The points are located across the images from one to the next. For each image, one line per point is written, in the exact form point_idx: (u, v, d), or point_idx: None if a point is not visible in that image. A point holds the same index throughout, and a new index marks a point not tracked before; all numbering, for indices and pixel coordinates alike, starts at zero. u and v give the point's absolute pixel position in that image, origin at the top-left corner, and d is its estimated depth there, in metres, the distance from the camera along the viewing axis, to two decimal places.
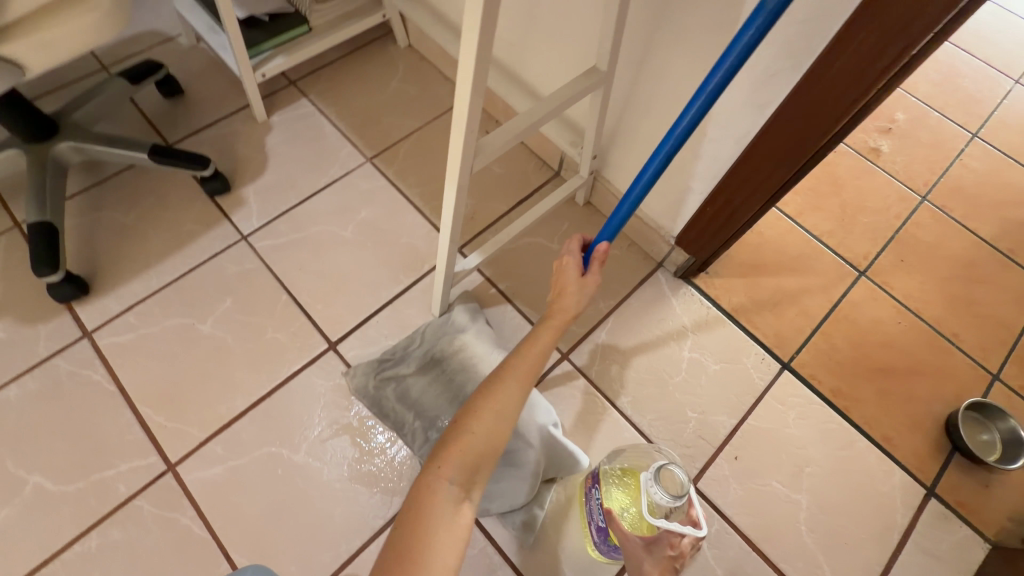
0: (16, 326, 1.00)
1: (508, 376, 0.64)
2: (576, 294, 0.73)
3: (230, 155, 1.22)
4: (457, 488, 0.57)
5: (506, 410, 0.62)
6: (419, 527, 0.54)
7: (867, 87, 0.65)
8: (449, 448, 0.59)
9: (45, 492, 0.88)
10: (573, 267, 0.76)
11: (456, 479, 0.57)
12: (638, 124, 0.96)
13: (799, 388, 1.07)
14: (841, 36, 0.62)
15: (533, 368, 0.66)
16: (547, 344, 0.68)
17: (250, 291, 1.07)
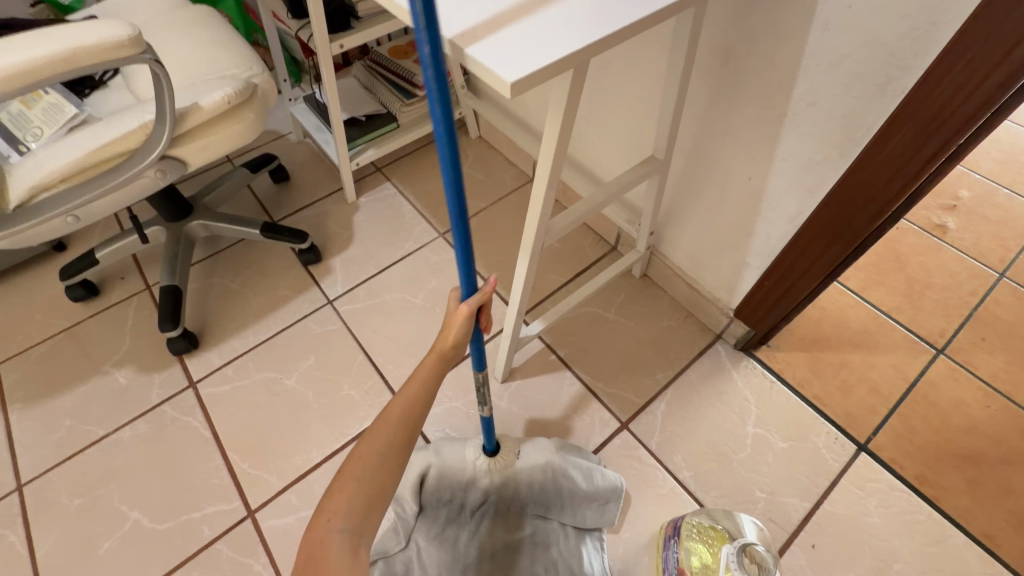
0: (136, 374, 1.15)
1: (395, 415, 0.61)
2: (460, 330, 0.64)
3: (323, 231, 1.39)
4: (352, 533, 0.54)
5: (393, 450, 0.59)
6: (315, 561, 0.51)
7: (911, 175, 0.70)
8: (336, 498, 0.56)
9: (141, 528, 0.96)
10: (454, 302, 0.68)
11: (348, 524, 0.54)
12: (691, 205, 1.04)
13: (877, 473, 1.01)
14: (880, 132, 0.69)
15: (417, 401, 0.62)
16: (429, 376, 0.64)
17: (331, 351, 1.18)
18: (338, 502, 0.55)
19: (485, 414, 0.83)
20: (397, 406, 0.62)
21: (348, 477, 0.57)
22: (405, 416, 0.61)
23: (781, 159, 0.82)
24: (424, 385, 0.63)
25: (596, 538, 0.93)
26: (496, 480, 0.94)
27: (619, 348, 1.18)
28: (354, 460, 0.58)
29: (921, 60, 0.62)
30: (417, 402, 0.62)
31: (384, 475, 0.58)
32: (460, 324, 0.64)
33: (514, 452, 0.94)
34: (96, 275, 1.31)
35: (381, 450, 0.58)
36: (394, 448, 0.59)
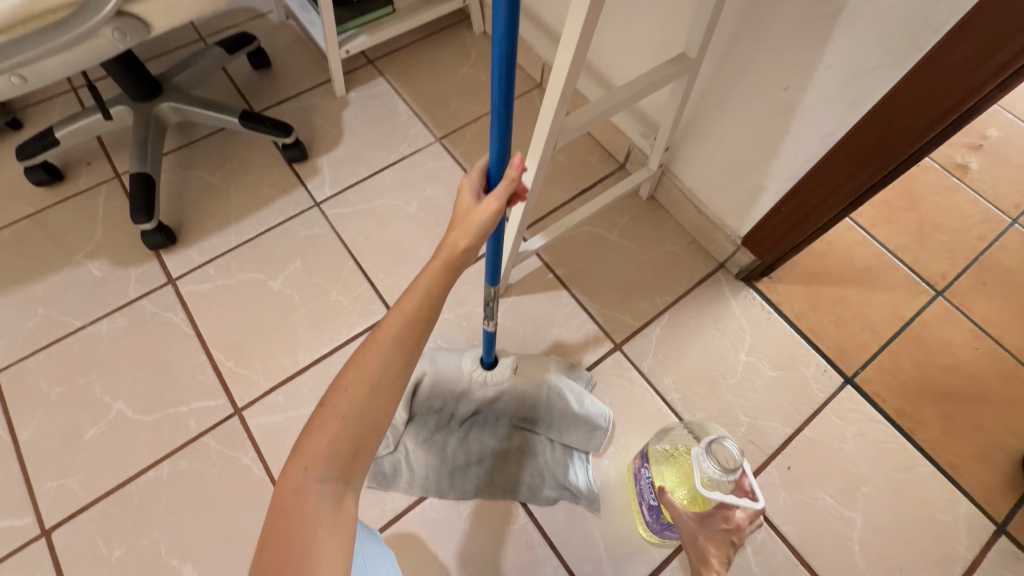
0: (109, 266, 1.09)
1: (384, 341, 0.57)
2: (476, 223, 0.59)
3: (308, 127, 1.28)
4: (333, 483, 0.53)
5: (381, 385, 0.56)
6: (296, 524, 0.50)
7: (976, 87, 0.63)
8: (314, 446, 0.54)
9: (126, 418, 0.95)
10: (469, 192, 0.61)
11: (328, 475, 0.53)
12: (713, 119, 0.95)
13: (859, 405, 1.03)
14: (953, 30, 0.61)
15: (410, 324, 0.57)
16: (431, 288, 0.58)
17: (318, 254, 1.12)
18: (317, 446, 0.54)
19: (489, 328, 0.81)
20: (381, 339, 0.57)
21: (331, 416, 0.54)
22: (398, 341, 0.56)
23: (824, 66, 0.74)
24: (422, 302, 0.58)
25: (581, 455, 0.94)
26: (490, 394, 0.93)
27: (619, 270, 1.14)
28: (338, 396, 0.55)
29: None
30: (407, 332, 0.57)
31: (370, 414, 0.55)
32: (476, 224, 0.58)
33: (511, 368, 0.93)
34: (59, 159, 1.19)
35: (369, 383, 0.56)
36: (379, 390, 0.56)
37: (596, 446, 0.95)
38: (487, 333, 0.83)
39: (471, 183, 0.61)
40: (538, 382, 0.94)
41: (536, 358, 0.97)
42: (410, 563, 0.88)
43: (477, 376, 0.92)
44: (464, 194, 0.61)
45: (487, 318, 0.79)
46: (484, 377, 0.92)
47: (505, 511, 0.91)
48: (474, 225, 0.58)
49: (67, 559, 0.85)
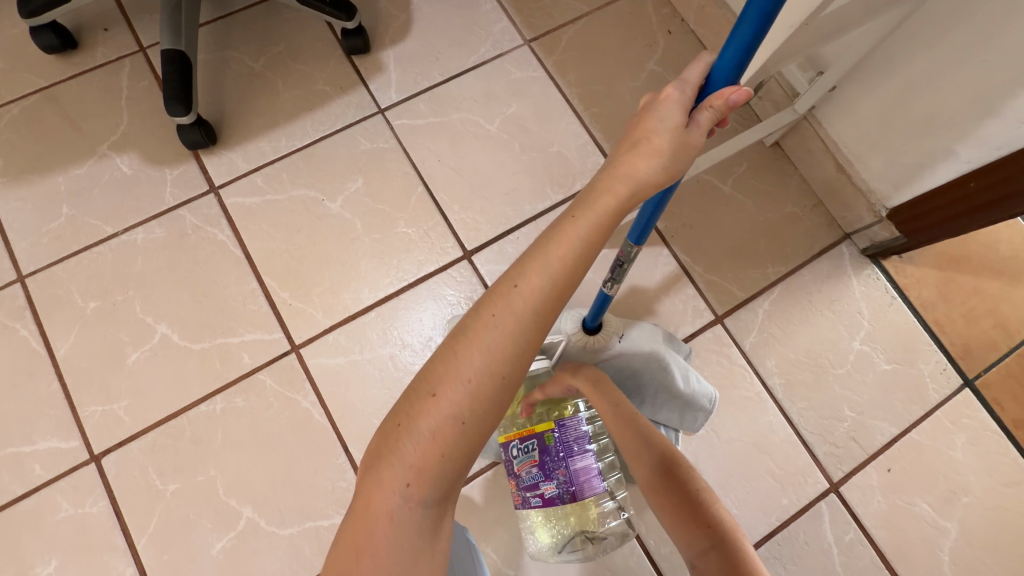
0: (141, 164, 0.93)
1: (518, 316, 0.40)
2: (665, 155, 0.41)
3: (371, 9, 1.04)
4: (436, 506, 0.41)
5: (510, 378, 0.40)
6: (392, 563, 0.39)
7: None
8: (413, 460, 0.40)
9: (172, 344, 0.86)
10: (674, 109, 0.41)
11: (431, 499, 0.40)
12: (915, 55, 0.74)
13: (975, 411, 0.93)
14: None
15: (555, 293, 0.40)
16: (591, 244, 0.41)
17: (383, 174, 0.95)
18: (420, 457, 0.40)
19: (608, 291, 0.70)
20: (508, 319, 0.40)
21: (443, 419, 0.39)
22: (541, 311, 0.40)
23: None
24: (576, 257, 0.40)
25: (673, 432, 0.87)
26: (589, 359, 0.83)
27: (730, 227, 0.98)
28: (450, 390, 0.40)
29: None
30: (553, 300, 0.40)
31: (495, 419, 0.41)
32: (676, 163, 0.42)
33: (617, 333, 0.82)
34: (70, 20, 0.98)
35: (497, 372, 0.40)
36: (507, 391, 0.40)
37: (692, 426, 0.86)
38: (601, 294, 0.72)
39: (680, 95, 0.41)
40: (647, 353, 0.83)
41: (645, 325, 0.86)
42: (478, 526, 0.83)
43: (577, 343, 0.81)
44: (662, 108, 0.42)
45: (608, 282, 0.68)
46: (587, 341, 0.81)
47: None
48: (672, 163, 0.41)
49: (119, 487, 0.80)
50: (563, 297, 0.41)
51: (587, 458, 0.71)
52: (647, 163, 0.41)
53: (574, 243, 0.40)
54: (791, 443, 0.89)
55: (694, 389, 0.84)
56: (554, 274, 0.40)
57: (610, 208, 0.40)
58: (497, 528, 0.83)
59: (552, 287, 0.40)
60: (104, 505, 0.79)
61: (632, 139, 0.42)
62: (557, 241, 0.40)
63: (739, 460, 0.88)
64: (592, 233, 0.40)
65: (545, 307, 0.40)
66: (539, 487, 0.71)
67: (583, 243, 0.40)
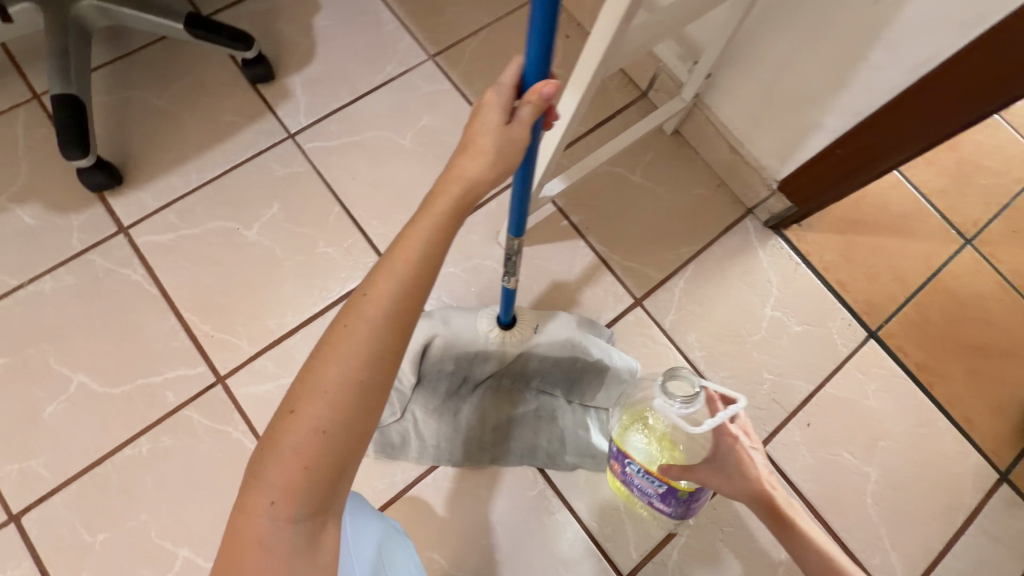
0: (43, 212, 0.91)
1: (370, 323, 0.42)
2: (490, 153, 0.43)
3: (273, 38, 1.05)
4: (312, 518, 0.42)
5: (369, 384, 0.42)
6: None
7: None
8: (281, 477, 0.41)
9: (91, 391, 0.84)
10: (494, 109, 0.44)
11: (304, 512, 0.41)
12: (772, 38, 0.81)
13: (883, 359, 1.00)
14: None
15: (404, 297, 0.42)
16: (433, 246, 0.43)
17: (298, 198, 0.96)
18: (286, 474, 0.41)
19: (509, 286, 0.71)
20: (361, 329, 0.42)
21: (304, 432, 0.41)
22: (391, 316, 0.42)
23: None
24: (417, 261, 0.43)
25: (602, 414, 0.90)
26: (510, 357, 0.85)
27: (640, 216, 1.02)
28: (309, 404, 0.41)
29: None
30: (402, 303, 0.42)
31: (360, 427, 0.42)
32: (503, 158, 0.44)
33: (532, 327, 0.84)
34: None
35: (355, 380, 0.41)
36: (368, 397, 0.42)
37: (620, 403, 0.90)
38: (506, 290, 0.73)
39: (500, 98, 0.44)
40: (563, 342, 0.86)
41: (558, 316, 0.88)
42: (423, 532, 0.83)
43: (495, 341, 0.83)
44: (486, 112, 0.45)
45: (507, 276, 0.69)
46: (503, 336, 0.83)
47: (523, 478, 0.87)
48: (497, 159, 0.44)
49: (43, 545, 0.77)
50: (415, 299, 0.43)
51: (703, 497, 0.77)
52: (474, 163, 0.43)
53: (415, 246, 0.43)
54: None
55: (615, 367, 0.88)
56: (400, 280, 0.43)
57: (444, 210, 0.43)
58: (443, 533, 0.84)
59: (399, 293, 0.42)
60: (29, 567, 0.76)
61: (463, 143, 0.45)
62: (400, 249, 0.43)
63: None
64: (433, 236, 0.43)
65: (395, 310, 0.42)
66: (649, 498, 0.78)
67: (424, 245, 0.43)
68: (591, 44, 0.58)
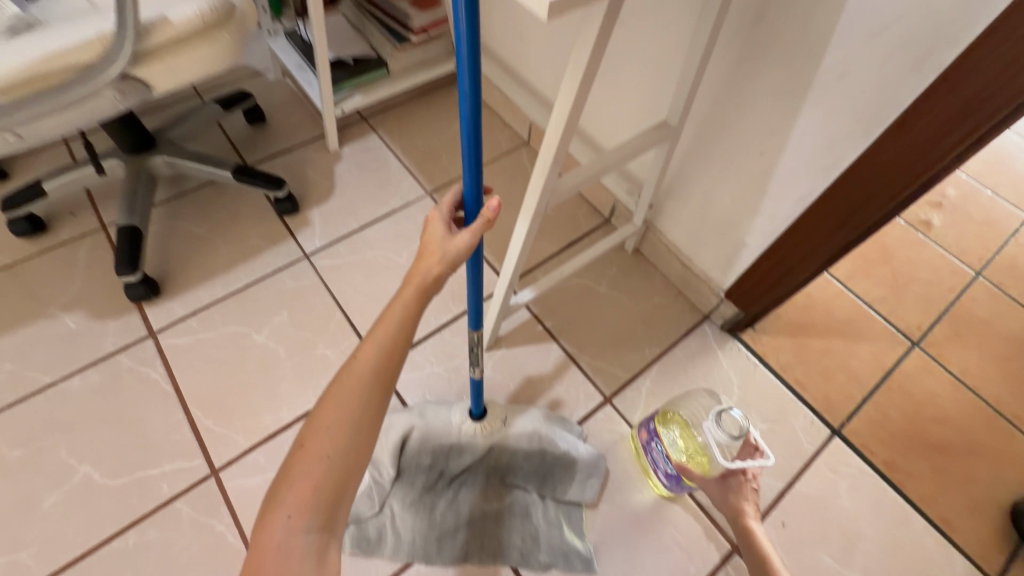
0: (86, 319, 1.06)
1: (362, 372, 0.52)
2: (442, 251, 0.57)
3: (301, 181, 1.30)
4: (320, 533, 0.47)
5: (363, 417, 0.51)
6: None
7: (954, 144, 0.66)
8: (293, 498, 0.48)
9: (91, 483, 0.90)
10: (439, 223, 0.59)
11: (314, 526, 0.47)
12: (695, 177, 1.00)
13: (850, 458, 1.03)
14: (920, 98, 0.65)
15: (390, 350, 0.54)
16: (410, 313, 0.56)
17: (306, 307, 1.11)
18: (298, 495, 0.48)
19: (477, 378, 0.81)
20: (354, 376, 0.52)
21: (312, 459, 0.49)
22: (381, 365, 0.53)
23: (797, 133, 0.79)
24: (398, 326, 0.55)
25: (575, 508, 0.92)
26: (482, 447, 0.92)
27: (606, 321, 1.15)
28: (314, 438, 0.50)
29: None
30: (386, 359, 0.53)
31: (359, 450, 0.50)
32: (448, 255, 0.57)
33: (502, 419, 0.93)
34: (44, 210, 1.19)
35: (351, 416, 0.51)
36: (362, 428, 0.51)
37: (592, 495, 0.93)
38: (475, 382, 0.83)
39: (441, 214, 0.59)
40: (530, 434, 0.94)
41: (526, 411, 0.97)
42: None
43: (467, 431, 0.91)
44: (435, 225, 0.60)
45: (474, 369, 0.80)
46: (474, 428, 0.91)
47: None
48: (449, 253, 0.57)
49: None
50: (396, 354, 0.54)
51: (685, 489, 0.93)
52: (432, 259, 0.57)
53: (394, 316, 0.55)
54: (692, 510, 0.95)
55: (581, 458, 0.94)
56: (384, 341, 0.54)
57: (411, 294, 0.56)
58: None
59: (385, 348, 0.54)
60: None
61: (421, 251, 0.59)
62: (383, 318, 0.55)
63: (645, 531, 0.93)
64: (407, 309, 0.56)
65: (381, 362, 0.53)
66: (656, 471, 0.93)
67: (402, 315, 0.55)
68: (533, 185, 0.76)
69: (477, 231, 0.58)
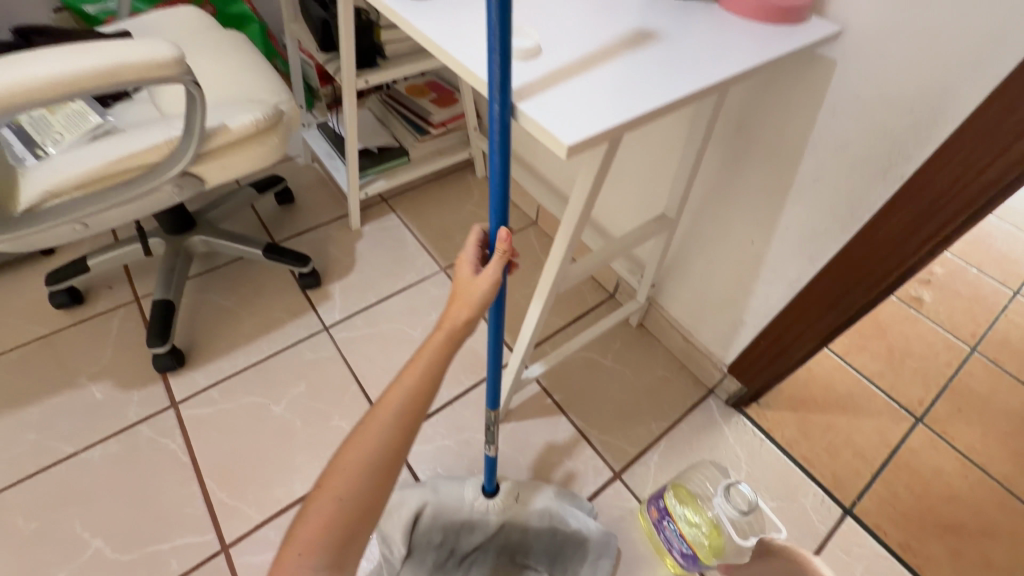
0: (112, 389, 1.10)
1: (383, 414, 0.53)
2: (470, 292, 0.58)
3: (324, 257, 1.39)
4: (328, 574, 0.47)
5: (380, 458, 0.51)
6: None
7: (925, 240, 0.72)
8: (307, 537, 0.48)
9: (102, 558, 0.90)
10: (467, 266, 0.61)
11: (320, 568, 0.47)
12: (693, 260, 1.08)
13: (864, 539, 1.02)
14: (890, 199, 0.73)
15: (413, 394, 0.54)
16: (435, 358, 0.56)
17: (323, 378, 1.15)
18: (310, 533, 0.48)
19: (491, 455, 0.84)
20: (377, 419, 0.53)
21: (327, 499, 0.49)
22: (403, 410, 0.53)
23: (783, 226, 0.88)
24: (424, 371, 0.55)
25: None
26: (493, 524, 0.92)
27: (613, 394, 1.18)
28: (332, 478, 0.50)
29: (944, 127, 0.65)
30: (409, 403, 0.54)
31: (372, 491, 0.50)
32: (476, 296, 0.58)
33: (514, 495, 0.93)
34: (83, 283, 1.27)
35: (369, 457, 0.51)
36: (378, 471, 0.51)
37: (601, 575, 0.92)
38: (489, 460, 0.85)
39: (468, 257, 0.61)
40: (541, 511, 0.93)
41: (537, 486, 0.97)
42: None
43: (479, 507, 0.91)
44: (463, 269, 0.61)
45: (489, 446, 0.83)
46: (487, 505, 0.91)
47: None
48: (475, 296, 0.58)
49: None
50: (420, 399, 0.54)
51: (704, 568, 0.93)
52: (461, 304, 0.58)
53: (422, 361, 0.56)
54: None
55: (591, 536, 0.94)
56: (409, 386, 0.55)
57: (440, 339, 0.57)
58: None
59: (409, 393, 0.54)
60: None
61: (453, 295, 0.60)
62: (411, 363, 0.56)
63: None
64: (435, 353, 0.56)
65: (404, 405, 0.53)
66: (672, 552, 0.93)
67: (429, 360, 0.56)
68: (546, 271, 0.83)
69: (499, 267, 0.59)
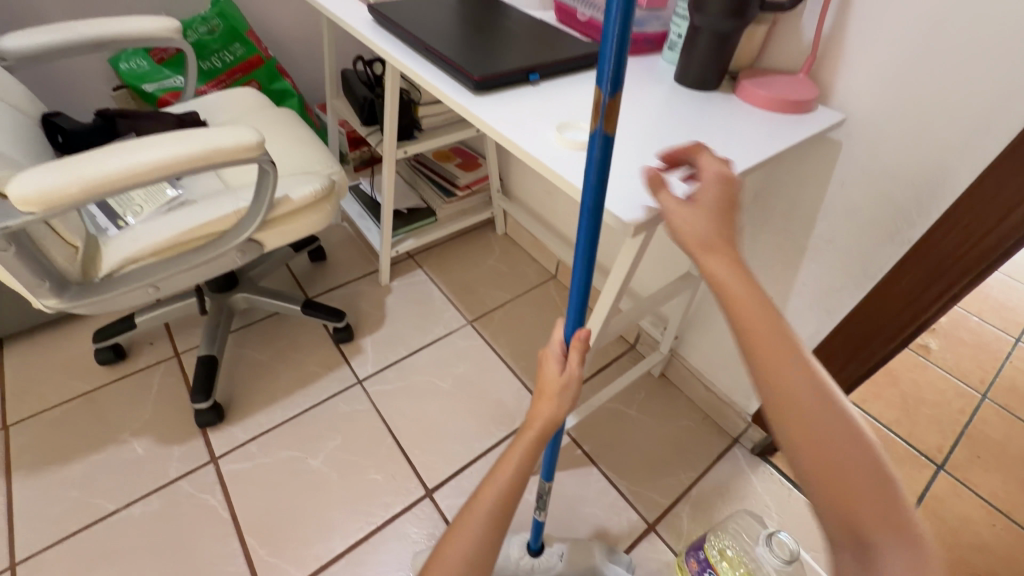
0: (153, 444, 1.12)
1: (479, 510, 0.56)
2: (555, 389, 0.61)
3: (355, 311, 1.45)
4: None
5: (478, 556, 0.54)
6: None
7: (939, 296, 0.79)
8: None
9: None
10: (555, 360, 0.63)
11: None
12: (714, 313, 1.15)
13: None
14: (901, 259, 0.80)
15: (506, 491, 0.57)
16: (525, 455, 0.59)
17: (358, 431, 1.18)
18: None
19: (541, 519, 0.86)
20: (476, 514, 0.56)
21: None
22: (498, 506, 0.56)
23: (800, 282, 0.95)
24: (517, 469, 0.58)
25: None
26: None
27: (641, 445, 1.21)
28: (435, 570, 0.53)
29: (944, 198, 0.73)
30: (504, 500, 0.57)
31: None
32: (563, 393, 0.61)
33: (558, 553, 0.94)
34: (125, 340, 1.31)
35: (468, 554, 0.53)
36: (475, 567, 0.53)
37: None
38: (535, 522, 0.88)
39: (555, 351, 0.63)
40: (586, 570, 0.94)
41: (580, 543, 0.97)
42: None
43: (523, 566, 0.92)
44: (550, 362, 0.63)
45: (540, 510, 0.85)
46: (532, 564, 0.92)
47: None
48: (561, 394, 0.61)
49: None
50: (513, 495, 0.57)
51: None
52: (550, 400, 0.60)
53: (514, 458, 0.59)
54: None
55: None
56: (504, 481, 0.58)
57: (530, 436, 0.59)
58: None
59: (502, 490, 0.57)
60: None
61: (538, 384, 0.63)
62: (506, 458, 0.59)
63: None
64: (526, 451, 0.59)
65: (499, 500, 0.56)
66: None
67: (522, 458, 0.59)
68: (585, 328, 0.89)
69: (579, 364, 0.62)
